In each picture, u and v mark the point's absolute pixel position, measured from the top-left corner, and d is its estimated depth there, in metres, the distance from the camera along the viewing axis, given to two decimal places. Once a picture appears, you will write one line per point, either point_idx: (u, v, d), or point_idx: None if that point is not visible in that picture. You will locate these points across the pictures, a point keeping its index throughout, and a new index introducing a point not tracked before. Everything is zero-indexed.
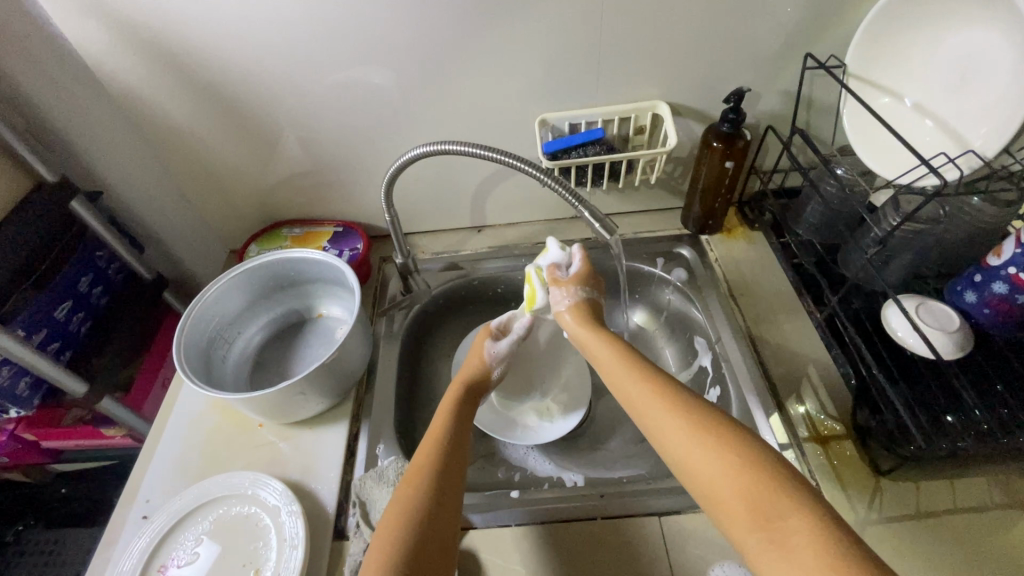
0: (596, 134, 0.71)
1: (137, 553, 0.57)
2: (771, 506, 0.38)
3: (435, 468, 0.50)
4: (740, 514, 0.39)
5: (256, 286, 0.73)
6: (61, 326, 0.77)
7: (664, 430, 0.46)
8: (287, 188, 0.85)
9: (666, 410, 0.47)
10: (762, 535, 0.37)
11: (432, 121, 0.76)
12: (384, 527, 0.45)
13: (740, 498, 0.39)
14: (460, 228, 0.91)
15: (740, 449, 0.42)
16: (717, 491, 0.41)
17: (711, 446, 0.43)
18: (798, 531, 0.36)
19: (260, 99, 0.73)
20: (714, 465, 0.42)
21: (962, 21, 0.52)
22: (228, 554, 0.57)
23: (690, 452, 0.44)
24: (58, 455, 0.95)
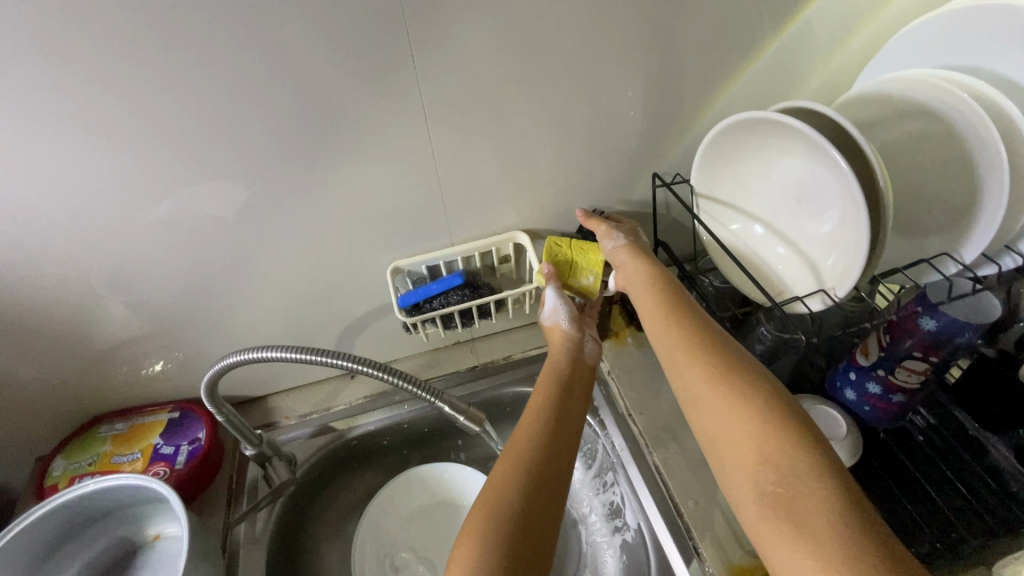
0: (455, 279, 0.64)
1: None
2: (787, 458, 0.41)
3: (528, 447, 0.51)
4: (751, 461, 0.42)
5: (51, 537, 0.57)
6: None
7: (688, 376, 0.50)
8: (99, 379, 0.70)
9: (699, 359, 0.50)
10: (773, 486, 0.40)
11: (270, 283, 0.66)
12: (465, 530, 0.45)
13: (754, 449, 0.42)
14: (328, 377, 0.79)
15: (773, 393, 0.45)
16: (736, 437, 0.44)
17: (740, 397, 0.45)
18: (809, 492, 0.39)
19: (32, 292, 0.58)
20: (737, 416, 0.44)
21: (789, 155, 0.51)
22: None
23: (720, 399, 0.46)
24: None
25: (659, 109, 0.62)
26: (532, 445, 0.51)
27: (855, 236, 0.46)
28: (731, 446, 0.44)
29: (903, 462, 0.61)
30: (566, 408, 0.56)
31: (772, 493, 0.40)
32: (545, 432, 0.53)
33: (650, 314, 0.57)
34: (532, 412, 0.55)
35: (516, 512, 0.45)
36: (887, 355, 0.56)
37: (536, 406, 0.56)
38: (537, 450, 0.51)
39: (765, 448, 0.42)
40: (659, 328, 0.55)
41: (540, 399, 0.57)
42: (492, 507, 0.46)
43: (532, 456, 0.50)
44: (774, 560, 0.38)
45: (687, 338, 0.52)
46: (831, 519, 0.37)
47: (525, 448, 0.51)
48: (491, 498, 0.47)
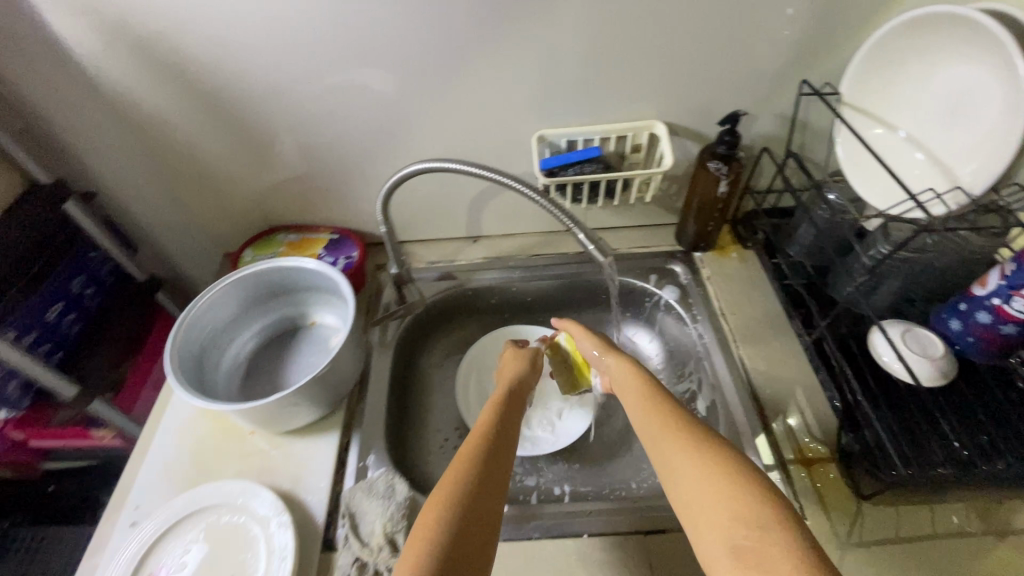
0: (592, 152, 0.71)
1: (127, 559, 0.57)
2: (758, 517, 0.40)
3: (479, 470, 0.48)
4: (724, 524, 0.41)
5: (251, 296, 0.73)
6: (52, 328, 0.76)
7: (666, 444, 0.49)
8: (281, 195, 0.86)
9: (668, 425, 0.50)
10: (745, 545, 0.39)
11: (430, 133, 0.77)
12: (412, 540, 0.42)
13: (726, 509, 0.42)
14: (454, 237, 0.91)
15: (735, 458, 0.45)
16: (707, 498, 0.43)
17: (708, 457, 0.45)
18: (778, 547, 0.38)
19: (255, 103, 0.72)
20: (707, 476, 0.44)
21: (956, 59, 0.53)
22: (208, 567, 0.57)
23: (694, 462, 0.46)
24: (46, 455, 0.94)
25: (822, 12, 0.62)
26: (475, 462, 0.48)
27: (1009, 136, 0.48)
28: (702, 508, 0.43)
29: (999, 394, 0.62)
30: (508, 434, 0.55)
31: (746, 548, 0.39)
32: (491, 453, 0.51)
33: (635, 398, 0.56)
34: (473, 435, 0.53)
35: (461, 532, 0.43)
36: (1009, 283, 0.57)
37: (478, 431, 0.54)
38: (482, 468, 0.48)
39: (740, 508, 0.41)
40: (638, 405, 0.55)
41: (490, 423, 0.55)
42: (434, 523, 0.43)
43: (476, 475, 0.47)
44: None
45: (665, 415, 0.51)
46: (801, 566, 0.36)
47: (468, 470, 0.48)
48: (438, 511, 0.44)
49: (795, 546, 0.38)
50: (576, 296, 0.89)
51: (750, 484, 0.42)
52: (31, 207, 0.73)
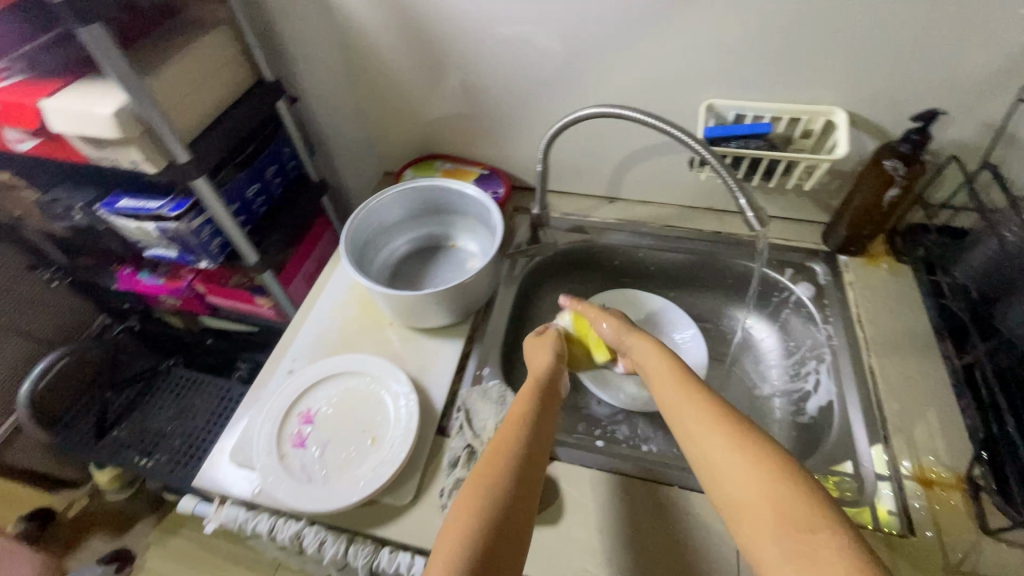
0: (761, 128, 0.71)
1: (285, 396, 0.69)
2: (805, 520, 0.39)
3: (506, 464, 0.48)
4: (771, 528, 0.40)
5: (411, 208, 0.82)
6: (248, 204, 0.90)
7: (701, 435, 0.47)
8: (447, 126, 0.93)
9: (709, 419, 0.48)
10: (793, 550, 0.38)
11: (598, 87, 0.80)
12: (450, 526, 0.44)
13: (772, 510, 0.40)
14: (593, 195, 0.94)
15: (777, 457, 0.43)
16: (751, 501, 0.41)
17: (750, 453, 0.44)
18: (829, 550, 0.37)
19: (448, 35, 0.79)
20: (746, 467, 0.43)
21: None
22: (346, 418, 0.67)
23: (731, 456, 0.44)
24: (214, 311, 1.13)
25: None
26: (503, 458, 0.49)
27: None
28: (747, 508, 0.42)
29: None
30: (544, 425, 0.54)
31: (795, 552, 0.38)
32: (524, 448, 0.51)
33: (666, 384, 0.54)
34: (508, 425, 0.53)
35: (500, 526, 0.44)
36: None
37: (512, 420, 0.54)
38: (513, 462, 0.49)
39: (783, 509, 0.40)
40: (668, 394, 0.53)
41: (523, 412, 0.54)
42: (467, 514, 0.44)
43: (504, 468, 0.48)
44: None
45: (696, 403, 0.50)
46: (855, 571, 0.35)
47: (495, 469, 0.48)
48: (468, 509, 0.45)
49: (850, 552, 0.36)
50: (700, 274, 0.89)
51: (795, 486, 0.41)
52: (259, 94, 0.84)
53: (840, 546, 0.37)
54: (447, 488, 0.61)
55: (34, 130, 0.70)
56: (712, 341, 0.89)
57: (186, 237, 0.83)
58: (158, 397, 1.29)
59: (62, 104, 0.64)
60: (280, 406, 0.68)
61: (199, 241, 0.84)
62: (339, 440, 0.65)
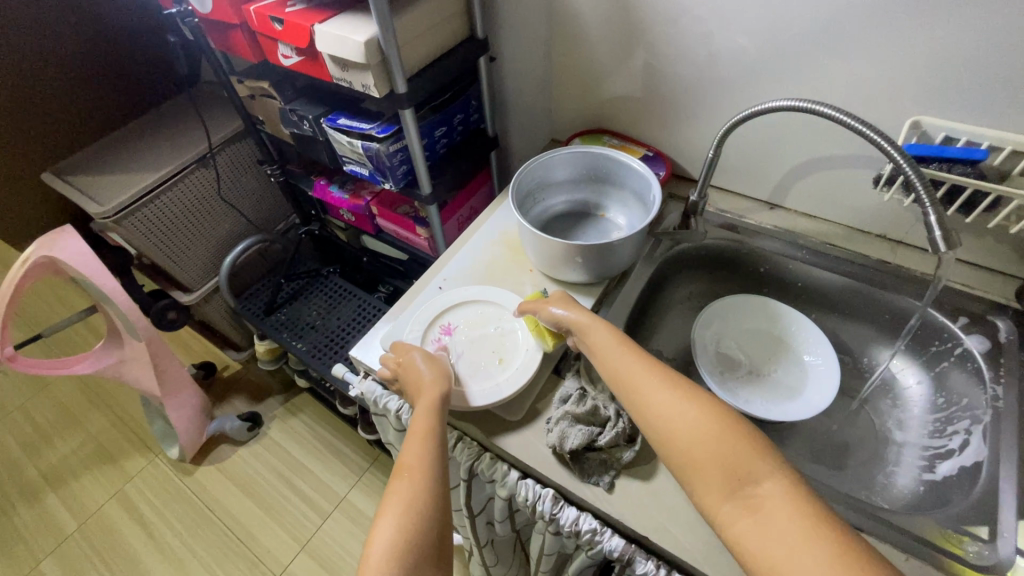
0: (975, 154, 0.65)
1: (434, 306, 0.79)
2: (747, 473, 0.48)
3: (426, 471, 0.55)
4: (716, 485, 0.48)
5: (574, 171, 0.88)
6: (434, 143, 1.03)
7: (658, 403, 0.54)
8: (624, 106, 0.97)
9: (665, 389, 0.55)
10: (738, 500, 0.47)
11: (791, 87, 0.78)
12: (382, 536, 0.50)
13: (719, 465, 0.49)
14: (752, 198, 0.93)
15: (725, 420, 0.51)
16: (701, 460, 0.49)
17: (708, 416, 0.51)
18: (774, 498, 0.46)
19: (650, 17, 0.83)
20: (703, 429, 0.51)
21: None
22: (479, 338, 0.76)
23: (688, 419, 0.52)
24: (378, 233, 1.31)
25: None
26: (420, 464, 0.55)
27: None
28: (699, 464, 0.50)
29: None
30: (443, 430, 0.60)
31: (748, 503, 0.46)
32: (436, 462, 0.56)
33: (617, 356, 0.60)
34: (420, 441, 0.57)
35: (435, 523, 0.52)
36: None
37: (422, 434, 0.58)
38: (429, 476, 0.54)
39: (730, 465, 0.48)
40: (620, 366, 0.59)
41: (431, 426, 0.59)
42: (407, 512, 0.51)
43: (426, 469, 0.55)
44: (751, 548, 0.45)
45: (653, 378, 0.56)
46: (790, 515, 0.44)
47: (416, 476, 0.54)
48: (405, 507, 0.52)
49: (793, 500, 0.45)
50: (852, 302, 0.84)
51: (745, 444, 0.49)
52: (467, 49, 0.95)
53: (782, 495, 0.46)
54: (555, 417, 0.66)
55: (303, 49, 0.87)
56: (847, 372, 0.84)
57: (382, 159, 0.98)
58: (316, 296, 1.51)
59: (331, 29, 0.79)
60: (423, 318, 0.77)
61: (390, 164, 0.99)
62: (473, 353, 0.74)
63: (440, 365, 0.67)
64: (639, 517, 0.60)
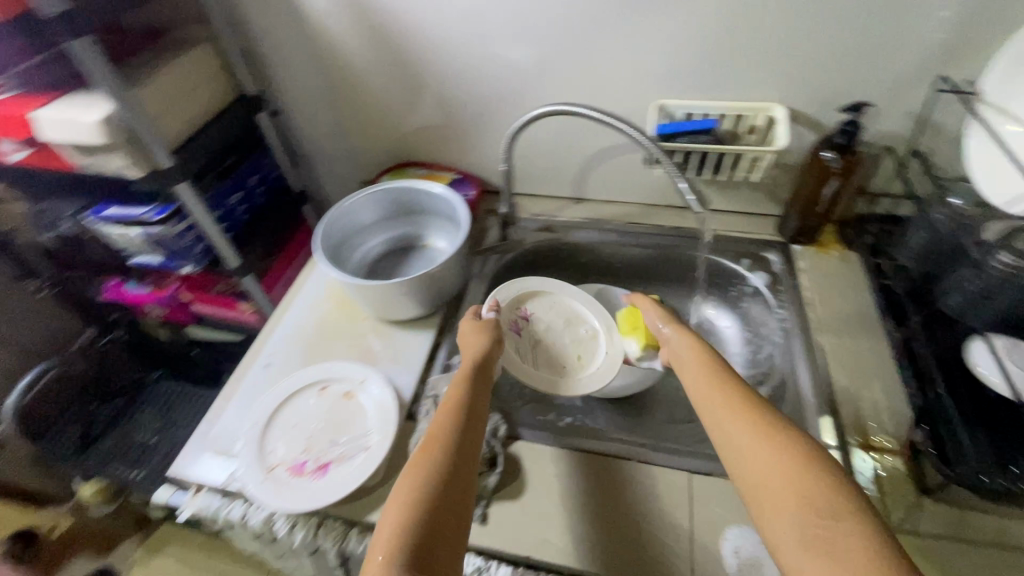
0: (709, 124, 0.75)
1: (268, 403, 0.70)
2: (824, 506, 0.41)
3: (443, 444, 0.52)
4: (794, 514, 0.42)
5: (385, 208, 0.87)
6: (231, 211, 0.95)
7: (733, 432, 0.49)
8: (422, 135, 0.98)
9: (744, 421, 0.49)
10: (811, 527, 0.40)
11: (558, 92, 0.85)
12: (394, 509, 0.46)
13: (789, 489, 0.43)
14: (561, 197, 0.99)
15: (802, 453, 0.45)
16: (768, 488, 0.44)
17: (784, 448, 0.46)
18: (843, 531, 0.39)
19: (417, 47, 0.85)
20: (782, 461, 0.45)
21: None
22: (575, 335, 0.78)
23: (768, 453, 0.46)
24: (199, 319, 1.16)
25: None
26: (449, 431, 0.53)
27: None
28: (770, 495, 0.44)
29: None
30: (479, 404, 0.58)
31: (814, 532, 0.40)
32: (459, 435, 0.53)
33: (709, 395, 0.54)
34: (446, 413, 0.56)
35: (441, 505, 0.47)
36: None
37: (450, 406, 0.57)
38: (446, 449, 0.51)
39: (807, 494, 0.42)
40: (709, 393, 0.54)
41: (460, 399, 0.57)
42: (414, 493, 0.47)
43: (449, 436, 0.53)
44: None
45: (737, 404, 0.51)
46: (859, 548, 0.37)
47: (434, 449, 0.51)
48: (410, 487, 0.47)
49: (865, 533, 0.38)
50: (665, 268, 0.92)
51: (819, 475, 0.43)
52: (241, 107, 0.91)
53: (854, 526, 0.39)
54: None
55: (25, 139, 0.74)
56: None
57: (170, 241, 0.87)
58: (145, 408, 1.35)
59: (53, 113, 0.68)
60: (512, 304, 0.78)
61: (183, 245, 0.89)
62: (550, 347, 0.77)
63: (483, 341, 0.66)
64: (519, 539, 0.59)
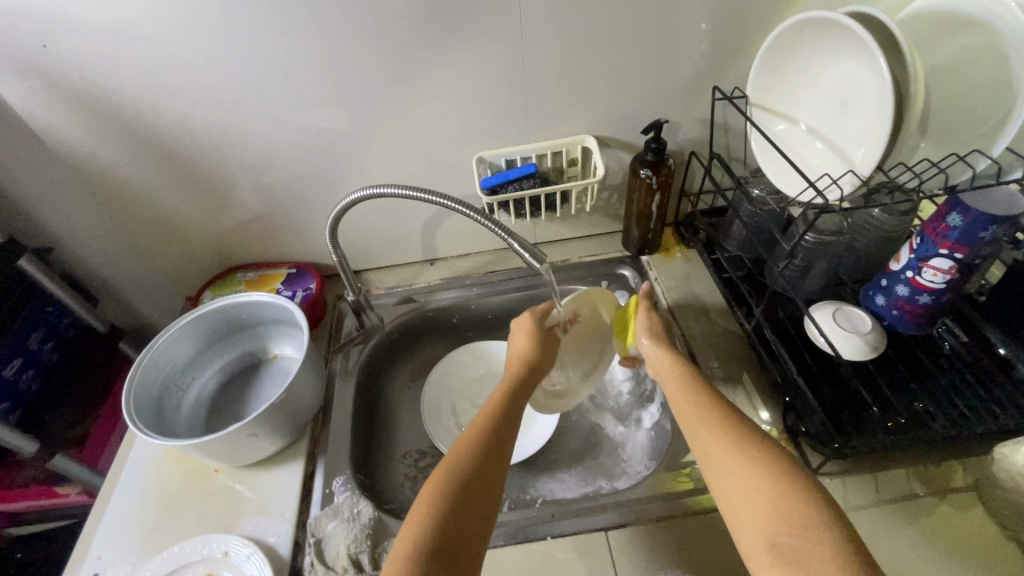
0: (529, 168, 0.76)
1: None
2: (793, 514, 0.42)
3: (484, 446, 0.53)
4: (761, 524, 0.43)
5: (209, 332, 0.75)
6: (11, 385, 0.77)
7: (709, 441, 0.50)
8: (239, 234, 0.87)
9: (718, 431, 0.50)
10: (781, 536, 0.41)
11: (375, 163, 0.80)
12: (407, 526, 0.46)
13: (763, 504, 0.43)
14: (412, 262, 0.94)
15: (772, 461, 0.46)
16: (746, 508, 0.44)
17: (758, 464, 0.46)
18: (818, 539, 0.40)
19: (201, 148, 0.74)
20: (747, 473, 0.45)
21: (832, 57, 0.60)
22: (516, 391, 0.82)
23: (736, 467, 0.46)
24: (10, 518, 0.92)
25: (730, 18, 0.67)
26: (489, 434, 0.54)
27: (877, 111, 0.55)
28: (741, 504, 0.45)
29: (927, 365, 0.65)
30: (513, 423, 0.57)
31: (781, 542, 0.41)
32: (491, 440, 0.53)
33: (683, 403, 0.55)
34: (478, 431, 0.54)
35: (465, 511, 0.47)
36: (916, 256, 0.61)
37: (487, 421, 0.56)
38: (490, 453, 0.52)
39: (775, 504, 0.43)
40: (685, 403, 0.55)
41: (507, 407, 0.58)
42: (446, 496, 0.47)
43: (490, 441, 0.53)
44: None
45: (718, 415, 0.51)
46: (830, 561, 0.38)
47: (480, 447, 0.52)
48: (436, 491, 0.48)
49: (833, 542, 0.40)
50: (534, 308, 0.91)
51: (786, 475, 0.45)
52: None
53: (823, 534, 0.40)
54: None
55: None
56: None
57: None
58: None
59: None
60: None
61: None
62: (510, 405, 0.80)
63: (530, 344, 0.67)
64: None
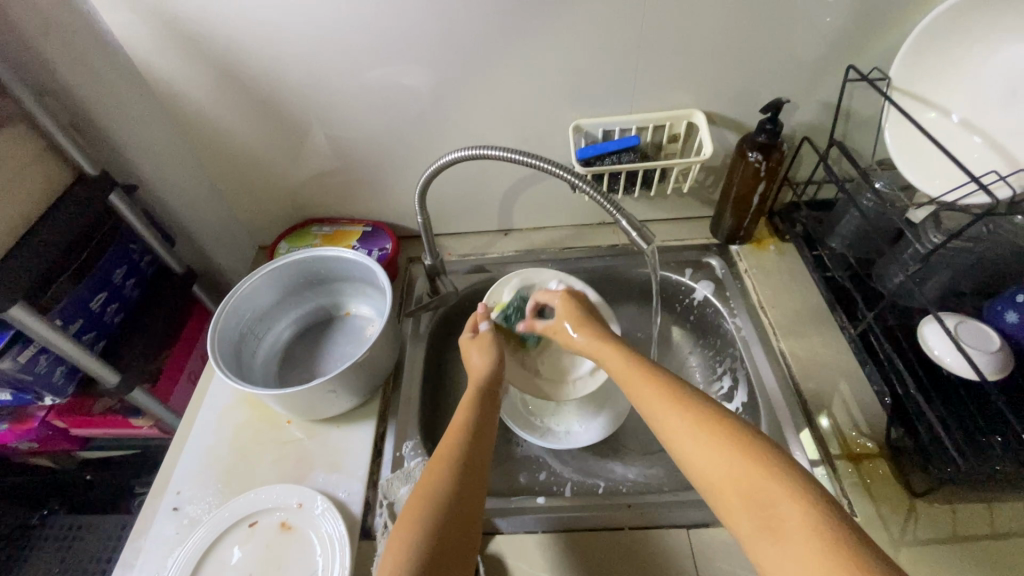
0: (630, 141, 0.71)
1: (181, 563, 0.57)
2: (766, 494, 0.40)
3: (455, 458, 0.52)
4: (738, 505, 0.41)
5: (289, 284, 0.75)
6: (96, 317, 0.79)
7: (667, 422, 0.48)
8: (317, 187, 0.86)
9: (676, 409, 0.48)
10: (760, 517, 0.39)
11: (465, 125, 0.76)
12: (401, 527, 0.46)
13: (737, 489, 0.41)
14: (486, 232, 0.91)
15: (735, 440, 0.44)
16: (723, 487, 0.42)
17: (724, 439, 0.44)
18: (793, 515, 0.38)
19: (290, 94, 0.72)
20: (715, 448, 0.44)
21: (1003, 42, 0.56)
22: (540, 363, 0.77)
23: (699, 444, 0.45)
24: (85, 443, 0.97)
25: None
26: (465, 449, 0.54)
27: None
28: (718, 483, 0.43)
29: None
30: (487, 426, 0.58)
31: (764, 525, 0.39)
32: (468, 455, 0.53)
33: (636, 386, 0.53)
34: (452, 436, 0.55)
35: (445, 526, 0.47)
36: None
37: (457, 428, 0.56)
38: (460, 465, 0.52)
39: (742, 481, 0.41)
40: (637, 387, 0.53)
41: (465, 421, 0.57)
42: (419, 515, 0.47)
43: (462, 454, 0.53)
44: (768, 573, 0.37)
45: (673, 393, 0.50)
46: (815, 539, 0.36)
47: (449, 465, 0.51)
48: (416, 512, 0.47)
49: (810, 519, 0.37)
50: (609, 289, 0.88)
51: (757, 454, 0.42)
52: (79, 195, 0.72)
53: (802, 510, 0.38)
54: None
55: None
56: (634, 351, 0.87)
57: (15, 374, 0.70)
58: (36, 560, 1.07)
59: None
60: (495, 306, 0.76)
61: (36, 375, 0.72)
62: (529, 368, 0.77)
63: (488, 352, 0.67)
64: None
